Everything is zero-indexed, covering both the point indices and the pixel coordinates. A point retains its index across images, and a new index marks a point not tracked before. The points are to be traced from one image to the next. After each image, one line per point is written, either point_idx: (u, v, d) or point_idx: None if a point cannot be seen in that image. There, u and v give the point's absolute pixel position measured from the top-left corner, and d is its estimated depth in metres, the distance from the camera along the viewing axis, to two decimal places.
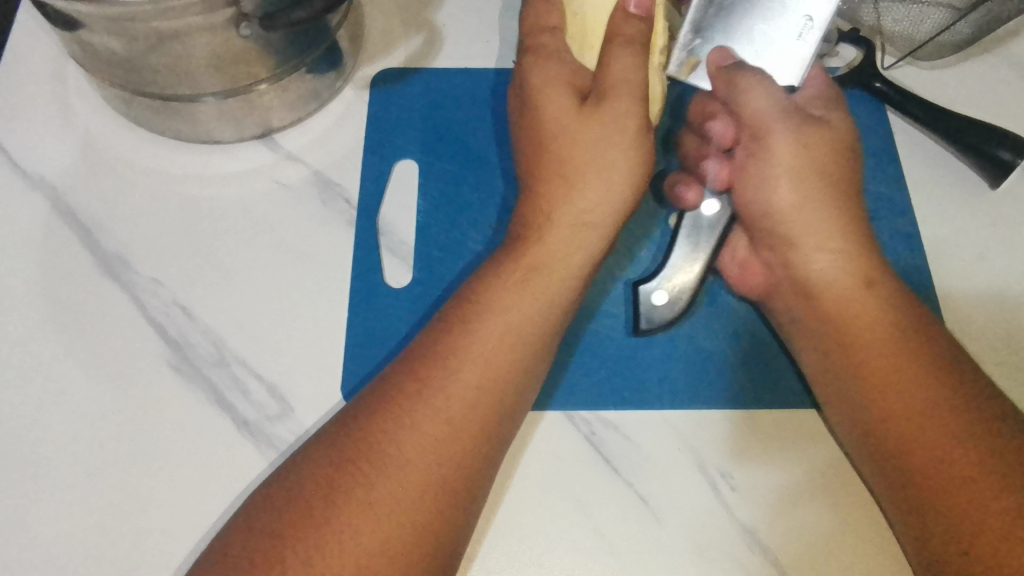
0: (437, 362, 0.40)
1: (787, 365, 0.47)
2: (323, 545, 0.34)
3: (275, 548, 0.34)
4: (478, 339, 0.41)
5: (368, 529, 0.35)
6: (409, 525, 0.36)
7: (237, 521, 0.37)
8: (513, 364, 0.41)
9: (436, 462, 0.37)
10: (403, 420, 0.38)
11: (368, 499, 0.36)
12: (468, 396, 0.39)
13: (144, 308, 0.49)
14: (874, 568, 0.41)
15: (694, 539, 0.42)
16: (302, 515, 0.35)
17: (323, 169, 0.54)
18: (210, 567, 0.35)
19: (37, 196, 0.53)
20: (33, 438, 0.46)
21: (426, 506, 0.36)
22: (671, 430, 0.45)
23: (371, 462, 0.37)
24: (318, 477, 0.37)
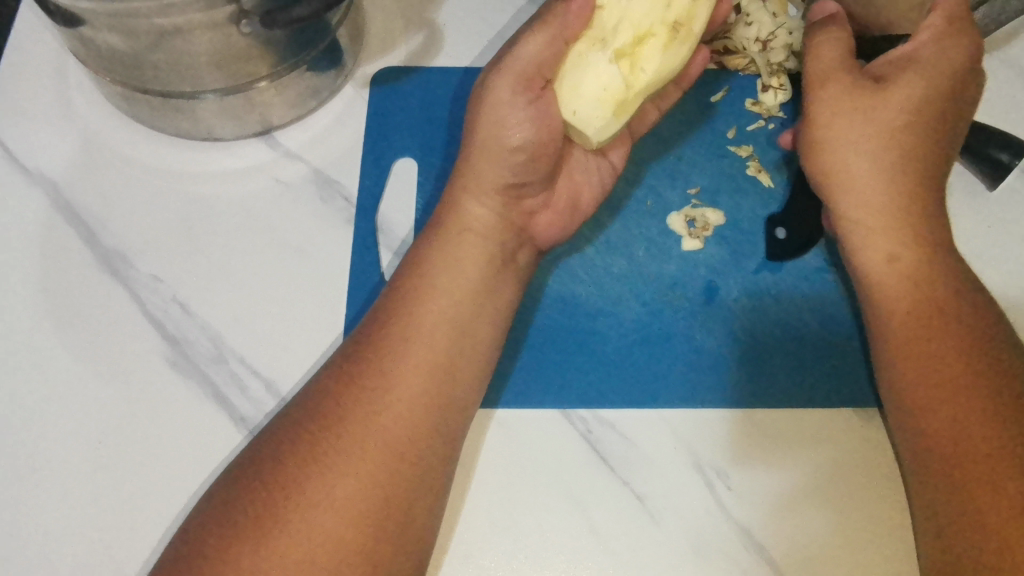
0: (367, 358, 0.40)
1: (785, 366, 0.47)
2: (265, 546, 0.35)
3: (213, 549, 0.35)
4: (408, 332, 0.41)
5: (321, 511, 0.36)
6: (350, 526, 0.36)
7: (204, 517, 0.37)
8: (443, 359, 0.41)
9: (371, 458, 0.38)
10: (365, 398, 0.39)
11: (308, 500, 0.36)
12: (403, 390, 0.40)
13: (143, 304, 0.49)
14: (868, 567, 0.41)
15: (688, 537, 0.42)
16: (253, 517, 0.36)
17: (323, 167, 0.54)
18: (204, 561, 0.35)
19: (36, 191, 0.53)
20: (30, 432, 0.46)
21: (366, 504, 0.37)
22: (669, 430, 0.45)
23: (307, 461, 0.37)
24: (257, 477, 0.37)
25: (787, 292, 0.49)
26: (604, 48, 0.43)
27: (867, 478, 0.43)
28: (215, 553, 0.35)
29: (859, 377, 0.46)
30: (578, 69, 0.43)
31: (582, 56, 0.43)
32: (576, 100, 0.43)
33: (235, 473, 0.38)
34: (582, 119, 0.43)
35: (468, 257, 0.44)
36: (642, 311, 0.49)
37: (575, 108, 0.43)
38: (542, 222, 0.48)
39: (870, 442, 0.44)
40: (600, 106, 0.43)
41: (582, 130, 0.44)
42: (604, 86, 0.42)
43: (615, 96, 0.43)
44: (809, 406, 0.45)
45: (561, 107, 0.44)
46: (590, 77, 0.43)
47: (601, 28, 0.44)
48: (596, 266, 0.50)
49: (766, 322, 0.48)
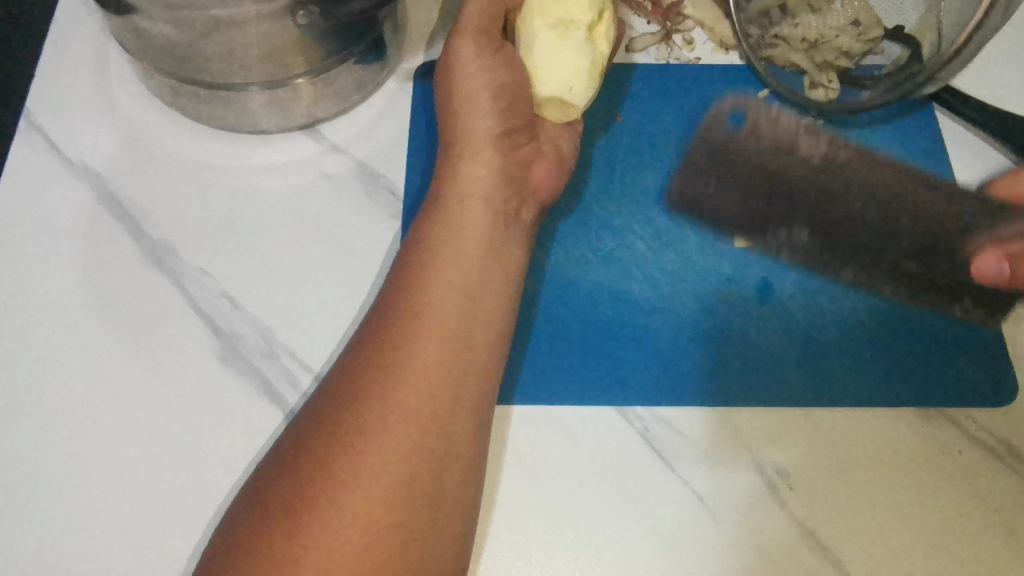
0: (414, 343, 0.39)
1: (843, 364, 0.46)
2: (302, 536, 0.33)
3: (251, 540, 0.34)
4: (465, 324, 0.40)
5: (363, 496, 0.34)
6: (388, 521, 0.34)
7: (250, 507, 0.35)
8: (492, 356, 0.41)
9: (412, 448, 0.36)
10: (401, 376, 0.38)
11: (346, 491, 0.34)
12: (459, 380, 0.39)
13: (191, 298, 0.49)
14: (932, 567, 0.41)
15: (751, 536, 0.42)
16: (291, 502, 0.34)
17: (368, 160, 0.54)
18: (247, 549, 0.33)
19: (82, 183, 0.52)
20: (78, 427, 0.45)
21: (413, 499, 0.35)
22: (727, 429, 0.45)
23: (349, 446, 0.36)
24: (297, 464, 0.36)
25: (840, 288, 0.48)
26: (578, 29, 0.47)
27: (929, 480, 0.43)
28: (256, 542, 0.34)
29: (919, 377, 0.45)
30: (562, 52, 0.47)
31: (562, 38, 0.47)
32: (572, 76, 0.47)
33: (275, 463, 0.37)
34: (578, 94, 0.47)
35: (474, 219, 0.44)
36: (697, 307, 0.48)
37: (570, 84, 0.47)
38: (539, 176, 0.49)
39: (930, 443, 0.44)
40: (591, 77, 0.47)
41: (575, 103, 0.48)
42: (591, 59, 0.47)
43: (597, 69, 0.48)
44: (869, 405, 0.45)
45: (555, 84, 0.47)
46: (574, 51, 0.46)
47: (565, 14, 0.48)
48: (647, 262, 0.50)
49: (822, 321, 0.47)
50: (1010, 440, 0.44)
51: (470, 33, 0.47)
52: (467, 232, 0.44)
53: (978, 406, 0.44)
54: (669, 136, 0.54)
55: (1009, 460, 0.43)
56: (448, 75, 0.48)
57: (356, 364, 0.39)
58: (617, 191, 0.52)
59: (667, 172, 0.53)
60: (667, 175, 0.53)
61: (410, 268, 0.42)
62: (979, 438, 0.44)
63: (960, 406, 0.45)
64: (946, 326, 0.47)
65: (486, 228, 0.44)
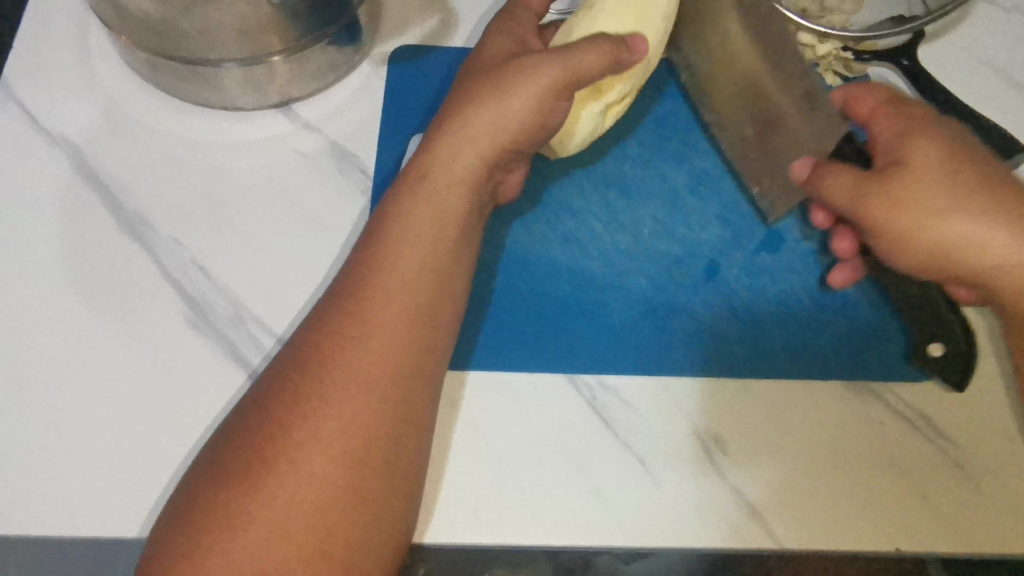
0: (377, 310, 0.41)
1: (781, 341, 0.49)
2: (265, 492, 0.36)
3: (215, 494, 0.36)
4: (423, 293, 0.43)
5: (322, 454, 0.37)
6: (343, 477, 0.37)
7: (217, 463, 0.38)
8: (449, 325, 0.44)
9: (370, 409, 0.39)
10: (361, 344, 0.40)
11: (307, 450, 0.37)
12: (418, 344, 0.41)
13: (163, 266, 0.51)
14: (850, 528, 0.44)
15: (687, 497, 0.45)
16: (255, 460, 0.37)
17: (341, 140, 0.56)
18: (212, 502, 0.36)
19: (59, 154, 0.54)
20: (51, 384, 0.47)
21: (369, 455, 0.38)
22: (671, 399, 0.47)
23: (312, 409, 0.38)
24: (262, 426, 0.38)
25: (783, 272, 0.51)
26: (603, 99, 0.50)
27: (855, 450, 0.46)
28: (223, 496, 0.36)
29: (851, 354, 0.49)
30: (573, 113, 0.50)
31: (585, 102, 0.50)
32: (572, 136, 0.51)
33: (244, 420, 0.39)
34: (568, 148, 0.52)
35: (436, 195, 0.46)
36: (648, 285, 0.51)
37: (564, 139, 0.51)
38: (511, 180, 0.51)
39: (857, 416, 0.47)
40: (584, 142, 0.52)
41: (561, 151, 0.52)
42: (598, 129, 0.51)
43: (597, 134, 0.51)
44: (802, 379, 0.48)
45: (556, 136, 0.51)
46: (585, 118, 0.50)
47: (603, 78, 0.50)
48: (603, 242, 0.53)
49: (765, 300, 0.51)
50: (928, 414, 0.47)
51: (554, 71, 0.45)
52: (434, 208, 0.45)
53: (905, 382, 0.48)
54: (631, 125, 0.57)
55: (925, 431, 0.47)
56: (508, 79, 0.46)
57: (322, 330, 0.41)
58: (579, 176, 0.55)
59: (627, 158, 0.55)
60: (626, 161, 0.55)
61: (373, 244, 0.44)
62: (901, 411, 0.47)
63: (886, 382, 0.48)
64: (879, 308, 0.50)
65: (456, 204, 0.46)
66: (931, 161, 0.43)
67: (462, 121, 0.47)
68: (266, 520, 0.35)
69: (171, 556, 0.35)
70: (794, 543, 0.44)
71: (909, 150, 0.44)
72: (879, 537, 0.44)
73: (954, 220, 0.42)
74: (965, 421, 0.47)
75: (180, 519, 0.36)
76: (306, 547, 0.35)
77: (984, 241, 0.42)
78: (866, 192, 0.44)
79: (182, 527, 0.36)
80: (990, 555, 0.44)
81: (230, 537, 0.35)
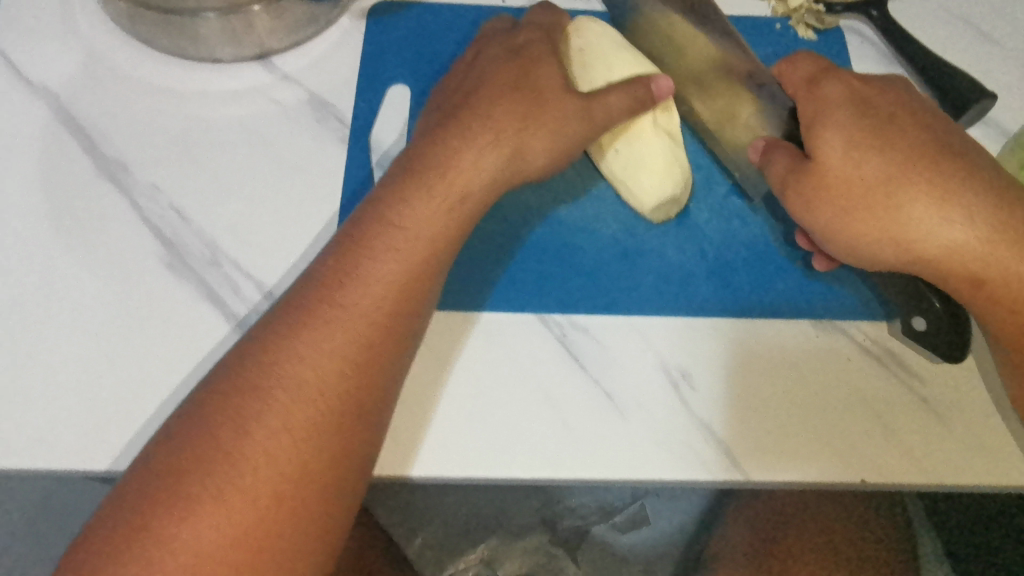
0: (361, 259, 0.41)
1: (749, 280, 0.50)
2: (230, 449, 0.35)
3: (184, 457, 0.35)
4: (419, 234, 0.43)
5: (294, 407, 0.37)
6: (304, 433, 0.37)
7: (188, 411, 0.37)
8: (443, 269, 0.44)
9: (342, 361, 0.39)
10: (330, 303, 0.40)
11: (280, 404, 0.37)
12: (398, 299, 0.41)
13: (141, 210, 0.52)
14: (821, 465, 0.44)
15: (655, 429, 0.45)
16: (225, 416, 0.36)
17: (318, 91, 0.57)
18: (184, 458, 0.35)
19: (41, 103, 0.55)
20: (31, 321, 0.48)
21: (334, 411, 0.38)
22: (641, 338, 0.48)
23: (281, 359, 0.38)
24: (231, 387, 0.38)
25: (754, 214, 0.52)
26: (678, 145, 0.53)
27: (822, 387, 0.46)
28: (191, 442, 0.36)
29: (817, 291, 0.49)
30: (675, 159, 0.51)
31: (672, 150, 0.52)
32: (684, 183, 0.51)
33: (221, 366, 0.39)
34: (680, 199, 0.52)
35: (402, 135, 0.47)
36: (619, 228, 0.52)
37: (679, 188, 0.51)
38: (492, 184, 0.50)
39: (827, 355, 0.47)
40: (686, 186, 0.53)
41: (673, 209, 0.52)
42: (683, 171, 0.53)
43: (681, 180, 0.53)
44: (769, 316, 0.49)
45: (676, 188, 0.51)
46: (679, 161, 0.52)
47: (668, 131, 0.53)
48: (574, 185, 0.53)
49: (734, 240, 0.51)
50: (896, 350, 0.47)
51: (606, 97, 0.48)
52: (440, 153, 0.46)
53: (870, 320, 0.48)
54: None
55: (894, 367, 0.47)
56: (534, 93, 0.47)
57: (319, 274, 0.42)
58: None
59: None
60: None
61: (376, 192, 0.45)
62: (868, 347, 0.48)
63: (853, 320, 0.48)
64: None
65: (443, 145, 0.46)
66: (836, 149, 0.42)
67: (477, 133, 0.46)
68: (234, 475, 0.35)
69: (135, 499, 0.34)
70: (760, 475, 0.44)
71: (819, 140, 0.43)
72: (848, 471, 0.44)
73: (869, 206, 0.42)
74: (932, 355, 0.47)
75: (146, 462, 0.36)
76: (263, 501, 0.35)
77: (906, 225, 0.41)
78: (792, 189, 0.43)
79: (147, 470, 0.36)
80: (975, 487, 0.44)
81: (190, 492, 0.34)
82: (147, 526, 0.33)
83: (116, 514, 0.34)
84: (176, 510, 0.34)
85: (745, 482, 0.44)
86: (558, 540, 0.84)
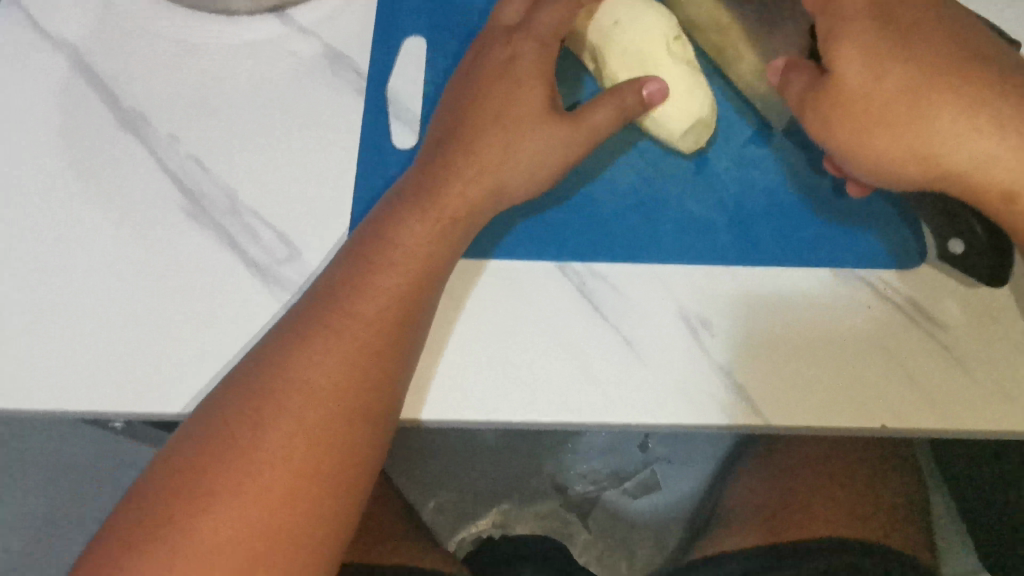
0: (374, 267, 0.43)
1: (767, 229, 0.50)
2: (246, 448, 0.37)
3: (200, 454, 0.37)
4: (423, 240, 0.44)
5: (310, 407, 0.38)
6: (319, 432, 0.38)
7: (211, 411, 0.39)
8: (456, 247, 0.45)
9: (355, 361, 0.40)
10: (344, 306, 0.41)
11: (296, 403, 0.38)
12: (410, 304, 0.42)
13: (161, 161, 0.52)
14: (841, 415, 0.44)
15: (674, 375, 0.45)
16: (241, 417, 0.38)
17: (335, 43, 0.56)
18: (201, 456, 0.37)
19: (60, 55, 0.55)
20: (54, 268, 0.48)
21: (347, 414, 0.39)
22: (660, 287, 0.48)
23: (297, 363, 0.39)
24: (245, 388, 0.39)
25: (771, 164, 0.52)
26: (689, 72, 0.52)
27: (841, 338, 0.46)
28: (214, 442, 0.37)
29: (836, 241, 0.50)
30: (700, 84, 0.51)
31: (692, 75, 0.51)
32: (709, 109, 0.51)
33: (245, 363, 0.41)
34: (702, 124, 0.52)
35: None
36: (638, 178, 0.52)
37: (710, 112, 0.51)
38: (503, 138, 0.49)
39: (846, 303, 0.47)
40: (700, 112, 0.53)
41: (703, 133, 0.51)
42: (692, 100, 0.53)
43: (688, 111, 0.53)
44: (788, 265, 0.49)
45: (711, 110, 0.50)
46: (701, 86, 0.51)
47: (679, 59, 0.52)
48: None
49: (752, 190, 0.51)
50: (916, 298, 0.47)
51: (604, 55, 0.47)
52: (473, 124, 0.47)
53: (888, 269, 0.49)
54: None
55: (915, 315, 0.47)
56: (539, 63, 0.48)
57: (335, 270, 0.44)
58: (570, 74, 0.55)
59: None
60: None
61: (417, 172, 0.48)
62: (888, 295, 0.48)
63: (874, 270, 0.49)
64: (868, 201, 0.51)
65: (468, 113, 0.48)
66: (856, 66, 0.41)
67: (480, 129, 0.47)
68: (248, 472, 0.36)
69: (158, 494, 0.36)
70: (782, 421, 0.44)
71: (835, 61, 0.42)
72: (869, 418, 0.44)
73: (893, 124, 0.40)
74: (950, 303, 0.47)
75: (168, 460, 0.37)
76: (278, 497, 0.36)
77: (929, 142, 0.40)
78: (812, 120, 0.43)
79: (170, 468, 0.37)
80: (995, 434, 0.44)
81: (206, 488, 0.36)
82: (167, 521, 0.35)
83: (140, 503, 0.36)
84: (195, 509, 0.35)
85: (765, 428, 0.44)
86: (569, 505, 0.86)
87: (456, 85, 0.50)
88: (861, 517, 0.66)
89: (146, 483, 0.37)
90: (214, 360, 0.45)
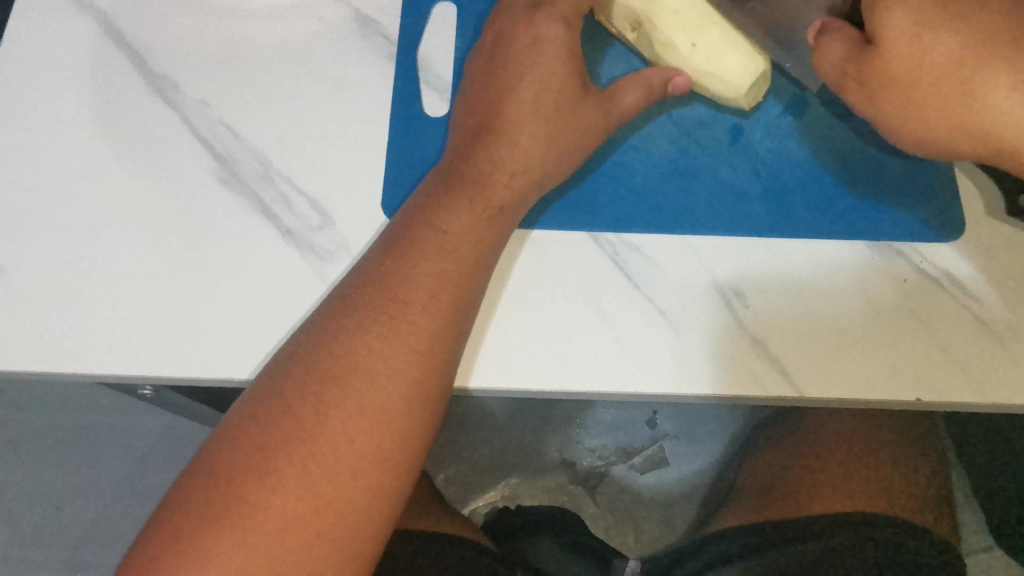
0: (421, 248, 0.43)
1: (803, 201, 0.50)
2: (315, 425, 0.37)
3: (263, 428, 0.37)
4: (471, 230, 0.44)
5: (370, 383, 0.39)
6: (383, 407, 0.39)
7: (262, 386, 0.39)
8: (506, 225, 0.45)
9: (413, 339, 0.40)
10: (399, 281, 0.42)
11: (356, 378, 0.39)
12: (459, 288, 0.42)
13: (192, 125, 0.52)
14: (877, 390, 0.44)
15: (708, 345, 0.45)
16: (303, 392, 0.38)
17: (364, 8, 0.56)
18: (266, 429, 0.37)
19: (88, 19, 0.54)
20: (86, 232, 0.48)
21: (400, 395, 0.39)
22: (694, 257, 0.48)
23: (348, 344, 0.39)
24: (303, 360, 0.39)
25: (807, 134, 0.52)
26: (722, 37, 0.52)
27: (877, 312, 0.46)
28: (266, 418, 0.38)
29: (872, 212, 0.49)
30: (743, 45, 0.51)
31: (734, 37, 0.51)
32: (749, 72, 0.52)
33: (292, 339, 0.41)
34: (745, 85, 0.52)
35: None
36: (672, 147, 0.51)
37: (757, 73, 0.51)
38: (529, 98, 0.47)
39: (880, 276, 0.47)
40: None
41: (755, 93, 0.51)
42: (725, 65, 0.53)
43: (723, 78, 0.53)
44: (823, 236, 0.49)
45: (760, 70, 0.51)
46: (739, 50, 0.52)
47: None
48: None
49: (787, 161, 0.51)
50: (952, 272, 0.47)
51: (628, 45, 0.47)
52: (512, 96, 0.47)
53: (924, 241, 0.48)
54: None
55: (951, 289, 0.47)
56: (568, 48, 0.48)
57: (383, 246, 0.44)
58: (603, 41, 0.54)
59: None
60: None
61: (456, 146, 0.48)
62: (924, 269, 0.48)
63: (911, 244, 0.48)
64: (904, 175, 0.50)
65: (505, 84, 0.48)
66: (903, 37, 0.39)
67: (516, 111, 0.47)
68: (312, 447, 0.37)
69: (213, 466, 0.37)
70: (815, 392, 0.44)
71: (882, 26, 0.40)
72: (903, 390, 0.44)
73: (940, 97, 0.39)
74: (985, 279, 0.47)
75: (229, 435, 0.38)
76: (347, 476, 0.37)
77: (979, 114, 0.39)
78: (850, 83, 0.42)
79: (226, 442, 0.37)
80: None
81: (274, 464, 0.36)
82: (222, 493, 0.36)
83: (198, 473, 0.37)
84: (248, 482, 0.36)
85: (798, 399, 0.44)
86: (579, 479, 0.86)
87: (490, 51, 0.49)
88: (882, 490, 0.67)
89: (204, 453, 0.38)
90: (249, 324, 0.45)
